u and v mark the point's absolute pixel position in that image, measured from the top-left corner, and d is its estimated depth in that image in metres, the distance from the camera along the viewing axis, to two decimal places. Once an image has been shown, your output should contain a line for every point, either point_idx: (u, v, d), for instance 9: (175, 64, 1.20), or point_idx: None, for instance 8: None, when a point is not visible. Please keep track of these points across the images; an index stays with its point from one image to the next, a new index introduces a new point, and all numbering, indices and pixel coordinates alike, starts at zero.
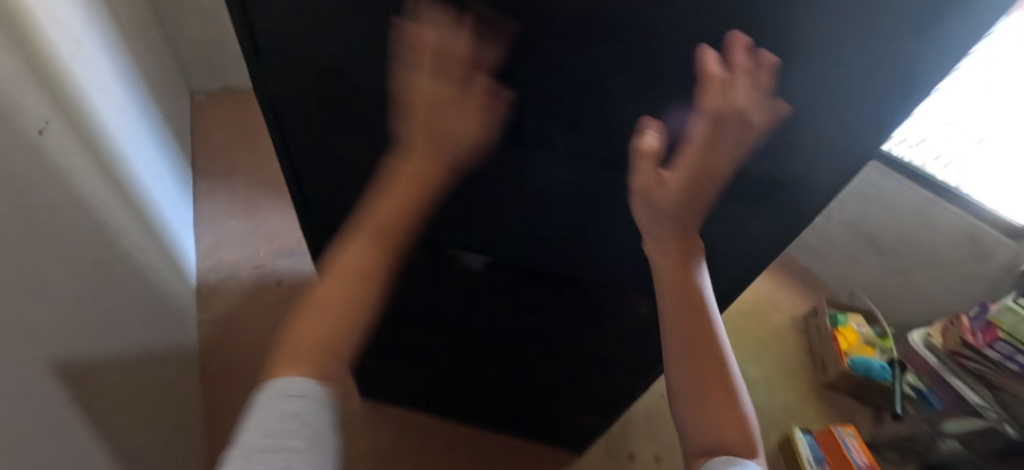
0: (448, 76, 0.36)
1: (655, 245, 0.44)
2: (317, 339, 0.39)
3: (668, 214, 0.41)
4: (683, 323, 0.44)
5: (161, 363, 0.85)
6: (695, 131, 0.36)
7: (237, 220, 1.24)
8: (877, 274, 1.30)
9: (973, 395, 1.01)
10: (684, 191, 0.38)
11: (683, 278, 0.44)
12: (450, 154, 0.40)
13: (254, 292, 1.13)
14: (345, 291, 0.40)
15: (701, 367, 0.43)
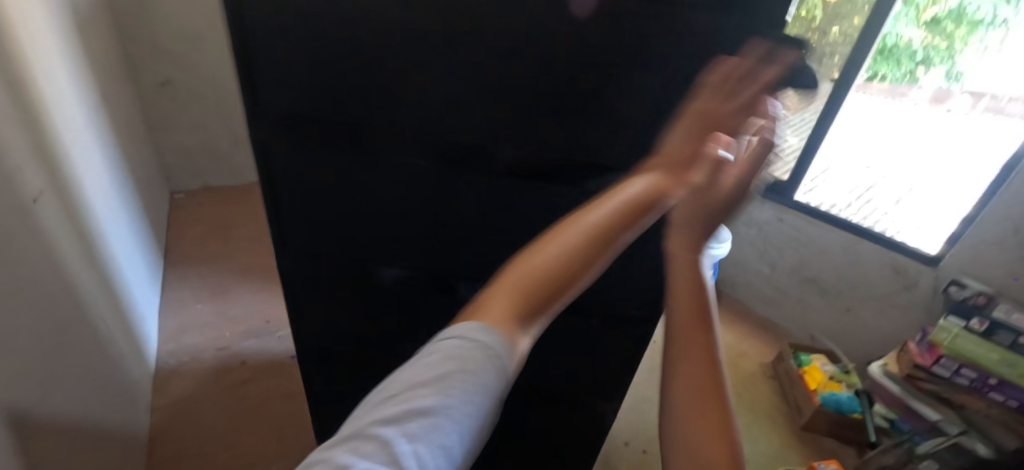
0: (711, 99, 0.39)
1: (675, 239, 0.38)
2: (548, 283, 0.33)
3: (709, 208, 0.37)
4: (686, 317, 0.35)
5: (115, 446, 0.78)
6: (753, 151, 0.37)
7: (204, 303, 1.21)
8: (830, 318, 1.39)
9: (934, 414, 1.07)
10: (733, 196, 0.37)
11: (691, 268, 0.37)
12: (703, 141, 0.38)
13: (215, 374, 1.05)
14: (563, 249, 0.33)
15: (704, 383, 0.33)
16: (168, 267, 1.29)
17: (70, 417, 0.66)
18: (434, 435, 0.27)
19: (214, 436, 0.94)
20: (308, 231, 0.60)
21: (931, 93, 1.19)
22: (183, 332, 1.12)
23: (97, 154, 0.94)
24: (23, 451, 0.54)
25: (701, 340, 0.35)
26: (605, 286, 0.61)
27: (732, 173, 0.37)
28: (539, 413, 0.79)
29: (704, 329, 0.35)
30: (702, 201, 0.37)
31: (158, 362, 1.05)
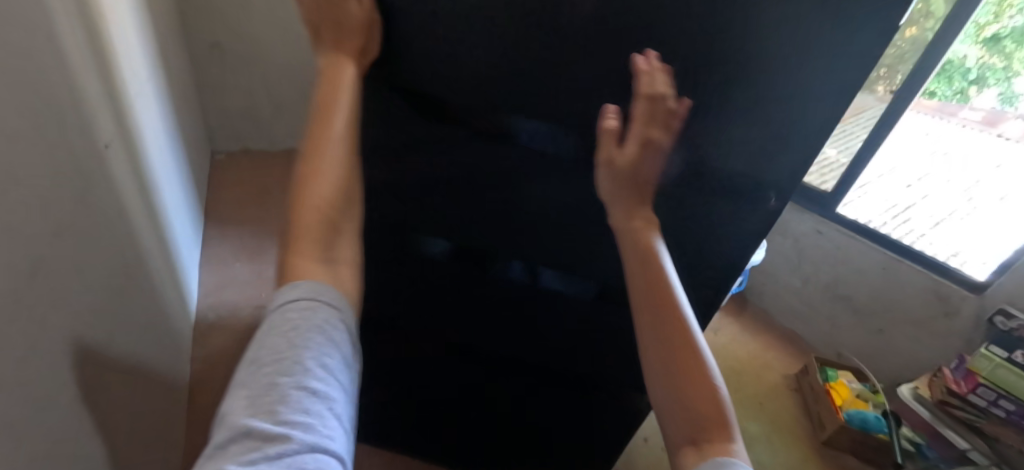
0: (356, 16, 0.46)
1: (620, 213, 0.47)
2: (328, 217, 0.43)
3: (627, 179, 0.46)
4: (644, 277, 0.44)
5: (161, 395, 0.80)
6: (641, 110, 0.43)
7: (243, 263, 1.23)
8: (860, 337, 1.37)
9: (964, 443, 1.09)
10: (634, 163, 0.45)
11: (637, 238, 0.46)
12: (350, 49, 0.47)
13: (252, 331, 1.08)
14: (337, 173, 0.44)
15: (671, 329, 0.41)
16: (208, 225, 1.31)
17: (127, 364, 0.68)
18: (300, 390, 0.31)
19: None
20: (374, 190, 0.61)
21: (984, 115, 1.21)
22: (223, 289, 1.14)
23: (153, 105, 0.94)
24: (92, 391, 0.56)
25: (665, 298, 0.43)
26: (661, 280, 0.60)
27: (635, 134, 0.44)
28: (570, 399, 0.80)
29: (664, 280, 0.43)
30: (620, 175, 0.46)
31: (198, 315, 1.08)
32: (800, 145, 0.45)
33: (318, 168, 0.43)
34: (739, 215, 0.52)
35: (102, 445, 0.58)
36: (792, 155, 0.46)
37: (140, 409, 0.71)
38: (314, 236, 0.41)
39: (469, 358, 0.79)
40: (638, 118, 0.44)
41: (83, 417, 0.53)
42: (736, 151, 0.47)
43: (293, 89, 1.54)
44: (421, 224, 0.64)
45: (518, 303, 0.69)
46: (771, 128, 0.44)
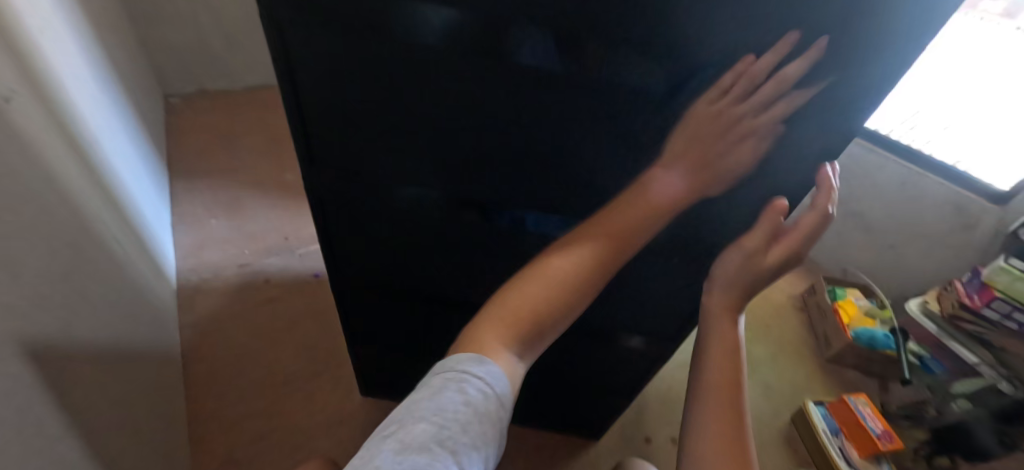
0: (726, 100, 0.39)
1: (715, 297, 0.51)
2: (531, 322, 0.46)
3: (755, 275, 0.48)
4: (715, 367, 0.50)
5: (147, 372, 0.74)
6: (806, 223, 0.45)
7: (219, 219, 1.13)
8: (871, 252, 1.35)
9: (971, 356, 1.09)
10: (778, 266, 0.47)
11: (725, 327, 0.51)
12: (710, 169, 0.42)
13: (239, 292, 1.00)
14: (561, 292, 0.46)
15: (726, 421, 0.48)
16: (174, 178, 1.18)
17: (100, 347, 0.61)
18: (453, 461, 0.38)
19: (247, 357, 0.92)
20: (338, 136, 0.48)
21: (1003, 6, 1.04)
22: (201, 249, 1.05)
23: (67, 41, 0.78)
24: (55, 391, 0.49)
25: (725, 388, 0.50)
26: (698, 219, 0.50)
27: (780, 245, 0.46)
28: (588, 343, 0.75)
29: (732, 370, 0.51)
30: (755, 270, 0.47)
31: (179, 279, 0.99)
32: (896, 48, 0.34)
33: (549, 268, 0.47)
34: (799, 144, 0.41)
35: (85, 441, 0.53)
36: (897, 48, 0.34)
37: (126, 393, 0.65)
38: (509, 331, 0.45)
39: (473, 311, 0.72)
40: (803, 231, 0.45)
41: (49, 419, 0.47)
42: (808, 63, 0.36)
43: (247, 15, 1.34)
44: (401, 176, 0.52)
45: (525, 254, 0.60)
46: (848, 43, 0.34)
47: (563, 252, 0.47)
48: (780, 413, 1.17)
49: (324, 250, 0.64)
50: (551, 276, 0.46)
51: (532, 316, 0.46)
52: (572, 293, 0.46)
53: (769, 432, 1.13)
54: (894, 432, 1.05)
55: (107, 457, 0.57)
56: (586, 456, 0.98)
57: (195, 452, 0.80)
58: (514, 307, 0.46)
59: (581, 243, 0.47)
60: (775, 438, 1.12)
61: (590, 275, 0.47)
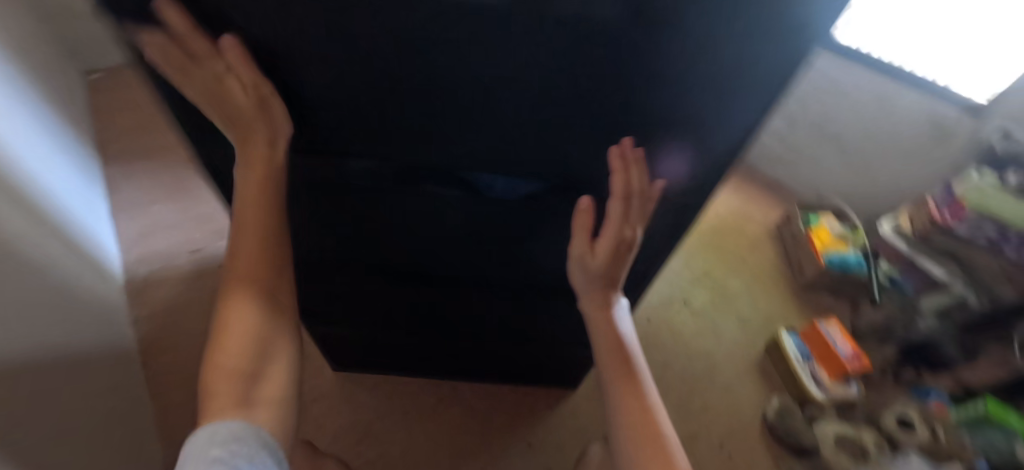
0: (244, 103, 0.39)
1: (591, 303, 0.57)
2: (239, 368, 0.47)
3: (598, 273, 0.54)
4: (612, 355, 0.55)
5: (99, 377, 0.72)
6: (614, 212, 0.48)
7: (162, 204, 1.07)
8: (846, 174, 1.33)
9: (939, 271, 1.11)
10: (609, 256, 0.52)
11: (606, 323, 0.57)
12: (278, 167, 0.45)
13: (194, 279, 0.97)
14: (250, 323, 0.48)
15: (635, 407, 0.52)
16: (107, 163, 1.10)
17: (37, 364, 0.58)
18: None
19: (209, 345, 0.90)
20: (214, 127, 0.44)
21: None
22: (147, 238, 1.00)
23: None
24: None
25: (627, 374, 0.54)
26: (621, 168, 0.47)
27: (606, 242, 0.51)
28: (548, 299, 0.74)
29: (624, 355, 0.55)
30: (591, 269, 0.54)
31: (127, 272, 0.95)
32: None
33: (231, 327, 0.48)
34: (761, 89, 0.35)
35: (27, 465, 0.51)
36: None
37: (72, 405, 0.63)
38: (226, 393, 0.46)
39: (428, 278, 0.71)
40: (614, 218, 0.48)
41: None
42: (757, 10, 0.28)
43: None
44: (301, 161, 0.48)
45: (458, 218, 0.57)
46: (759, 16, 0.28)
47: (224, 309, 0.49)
48: (754, 343, 1.19)
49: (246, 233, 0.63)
50: (237, 321, 0.48)
51: (239, 347, 0.48)
52: (248, 317, 0.48)
53: (743, 361, 1.16)
54: (862, 353, 1.09)
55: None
56: (564, 404, 1.00)
57: (167, 444, 0.79)
58: (222, 358, 0.47)
59: (234, 275, 0.49)
60: (750, 368, 1.15)
61: (264, 288, 0.50)
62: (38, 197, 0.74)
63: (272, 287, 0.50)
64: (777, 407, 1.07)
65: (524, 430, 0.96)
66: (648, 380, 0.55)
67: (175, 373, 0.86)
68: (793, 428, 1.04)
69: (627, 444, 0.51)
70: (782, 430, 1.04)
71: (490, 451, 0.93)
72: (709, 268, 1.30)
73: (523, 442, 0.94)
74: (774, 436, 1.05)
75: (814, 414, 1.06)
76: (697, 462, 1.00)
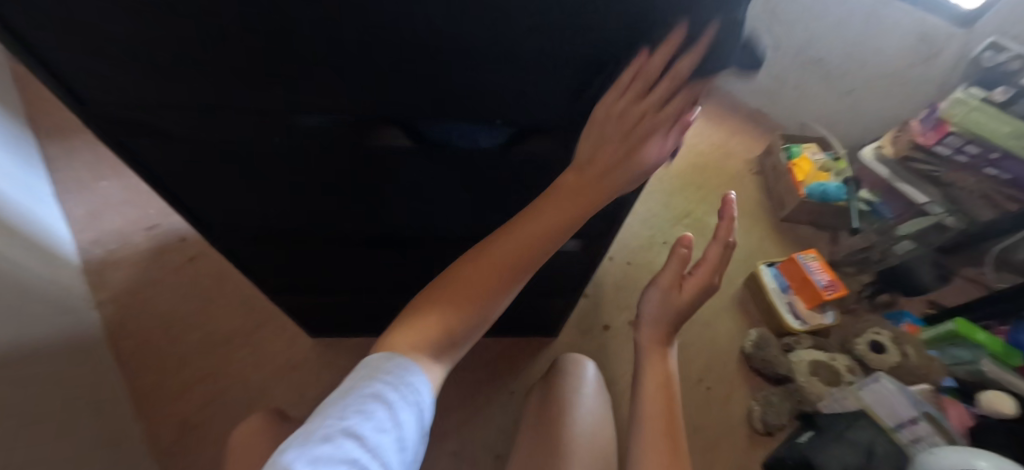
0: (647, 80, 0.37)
1: (647, 334, 0.62)
2: (445, 329, 0.49)
3: (673, 306, 0.60)
4: (653, 373, 0.59)
5: (66, 359, 0.71)
6: (712, 253, 0.57)
7: (110, 181, 1.02)
8: (829, 99, 1.29)
9: (920, 196, 1.11)
10: (700, 287, 0.59)
11: (656, 350, 0.61)
12: (604, 182, 0.44)
13: (155, 256, 0.94)
14: (483, 288, 0.49)
15: (658, 422, 0.55)
16: (44, 139, 1.03)
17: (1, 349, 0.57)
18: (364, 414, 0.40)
19: (180, 323, 0.89)
20: (117, 90, 0.39)
21: None
22: (98, 217, 0.96)
23: None
24: None
25: (662, 388, 0.58)
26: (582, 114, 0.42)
27: (689, 284, 0.59)
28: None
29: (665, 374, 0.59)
30: (672, 301, 0.60)
31: (82, 255, 0.91)
32: None
33: (461, 279, 0.49)
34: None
35: (9, 454, 0.51)
36: None
37: (43, 388, 0.62)
38: (419, 338, 0.48)
39: (382, 241, 0.66)
40: (710, 262, 0.58)
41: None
42: None
43: None
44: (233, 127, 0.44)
45: (421, 185, 0.53)
46: None
47: (462, 262, 0.50)
48: (734, 278, 1.20)
49: (178, 212, 0.56)
50: (468, 279, 0.49)
51: (421, 336, 0.48)
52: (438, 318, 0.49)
53: (723, 297, 1.17)
54: (839, 281, 1.09)
55: (39, 452, 0.56)
56: (547, 352, 1.02)
57: (144, 423, 0.80)
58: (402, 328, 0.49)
59: (481, 255, 0.49)
60: (729, 303, 1.17)
61: (489, 290, 0.49)
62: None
63: (482, 308, 0.50)
64: (755, 339, 1.09)
65: (507, 380, 0.98)
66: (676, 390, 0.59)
67: (148, 353, 0.86)
68: (771, 358, 1.06)
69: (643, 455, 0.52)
70: (760, 360, 1.06)
71: (473, 403, 0.95)
72: (690, 207, 1.28)
73: (507, 391, 0.96)
74: (752, 366, 1.08)
75: (790, 344, 1.09)
76: None
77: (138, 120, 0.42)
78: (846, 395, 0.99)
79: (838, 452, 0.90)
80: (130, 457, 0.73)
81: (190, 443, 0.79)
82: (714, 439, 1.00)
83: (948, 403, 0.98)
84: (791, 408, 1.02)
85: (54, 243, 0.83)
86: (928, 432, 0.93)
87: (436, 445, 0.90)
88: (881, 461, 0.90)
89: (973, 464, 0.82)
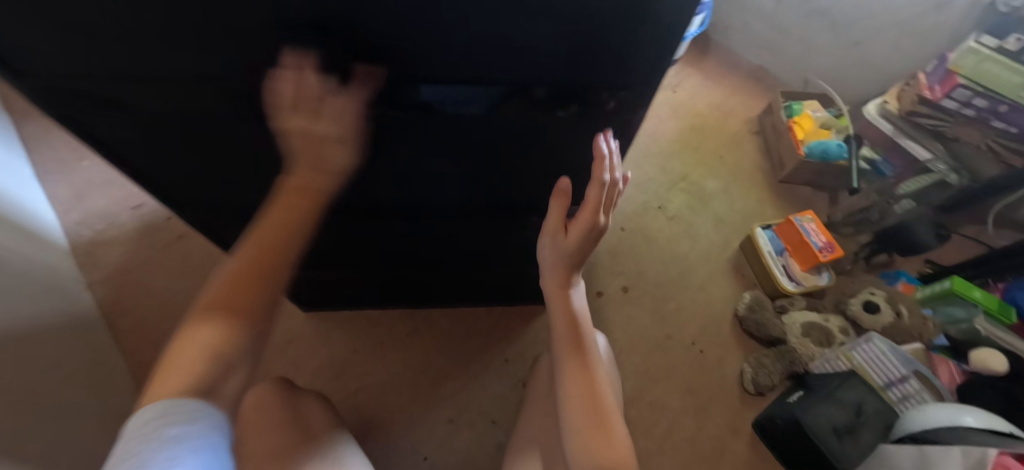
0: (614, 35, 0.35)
1: (551, 282, 0.58)
2: (208, 356, 0.42)
3: (567, 252, 0.53)
4: (569, 353, 0.56)
5: (62, 339, 0.72)
6: (591, 195, 0.47)
7: (93, 161, 1.01)
8: (835, 51, 1.24)
9: (923, 152, 1.08)
10: (586, 234, 0.51)
11: (564, 301, 0.58)
12: (326, 168, 0.45)
13: (143, 235, 0.94)
14: (241, 302, 0.44)
15: (581, 399, 0.53)
16: (20, 119, 1.01)
17: None
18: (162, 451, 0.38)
19: (174, 300, 0.90)
20: (65, 62, 0.37)
21: None
22: (83, 198, 0.96)
23: None
24: None
25: (580, 361, 0.56)
26: (544, 88, 0.42)
27: (576, 229, 0.51)
28: (490, 224, 0.70)
29: (579, 346, 0.57)
30: (563, 248, 0.53)
31: (69, 236, 0.92)
32: None
33: (213, 299, 0.44)
34: None
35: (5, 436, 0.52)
36: None
37: (40, 368, 0.64)
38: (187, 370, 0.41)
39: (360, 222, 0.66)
40: (589, 203, 0.48)
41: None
42: None
43: None
44: (193, 105, 0.43)
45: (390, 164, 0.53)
46: None
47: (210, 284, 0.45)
48: (730, 241, 1.19)
49: (147, 189, 0.57)
50: (215, 299, 0.44)
51: (195, 366, 0.41)
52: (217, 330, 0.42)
53: (717, 261, 1.17)
54: (836, 243, 1.06)
55: (41, 430, 0.58)
56: (539, 320, 1.02)
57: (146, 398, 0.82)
58: (167, 368, 0.42)
59: (226, 269, 0.45)
60: (724, 266, 1.16)
61: (235, 305, 0.44)
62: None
63: (244, 322, 0.44)
64: (749, 301, 1.09)
65: (502, 348, 0.99)
66: (599, 365, 0.56)
67: (143, 331, 0.87)
68: (763, 321, 1.06)
69: (576, 429, 0.51)
70: (753, 324, 1.07)
71: (468, 370, 0.96)
72: (686, 170, 1.26)
73: (501, 359, 0.98)
74: (745, 329, 1.09)
75: (783, 306, 1.09)
76: (671, 361, 1.05)
77: (91, 96, 0.42)
78: (837, 355, 1.00)
79: (825, 410, 0.92)
80: (133, 431, 0.75)
81: None
82: (706, 400, 1.02)
83: (938, 361, 1.00)
84: (782, 369, 1.02)
85: (38, 224, 0.84)
86: (916, 390, 0.94)
87: (433, 412, 0.92)
88: (870, 418, 0.92)
89: (960, 420, 0.82)
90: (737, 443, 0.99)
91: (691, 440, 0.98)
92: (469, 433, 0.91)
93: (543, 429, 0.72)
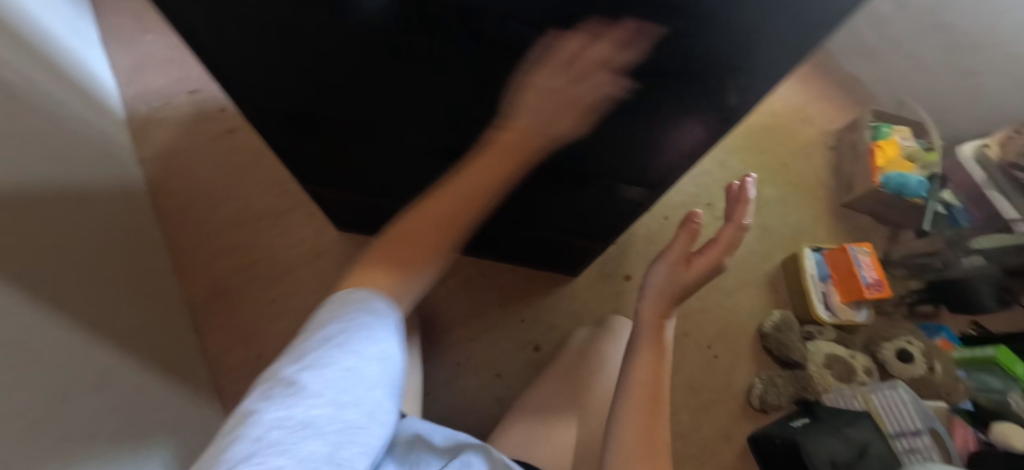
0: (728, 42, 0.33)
1: (648, 307, 0.67)
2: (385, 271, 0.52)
3: (677, 283, 0.65)
4: (639, 375, 0.62)
5: (114, 206, 0.75)
6: (727, 235, 0.62)
7: (155, 38, 1.01)
8: (946, 75, 1.13)
9: (1011, 210, 1.01)
10: (708, 269, 0.64)
11: (651, 327, 0.66)
12: (544, 139, 0.51)
13: (196, 121, 0.96)
14: (427, 238, 0.54)
15: (641, 413, 0.58)
16: None
17: (48, 188, 0.60)
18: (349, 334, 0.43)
19: (215, 190, 0.92)
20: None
21: None
22: (142, 73, 0.97)
23: None
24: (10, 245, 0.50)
25: (651, 371, 0.62)
26: (697, 50, 0.35)
27: (700, 262, 0.64)
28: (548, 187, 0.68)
29: (657, 359, 0.63)
30: (678, 279, 0.66)
31: (126, 108, 0.94)
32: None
33: (407, 228, 0.54)
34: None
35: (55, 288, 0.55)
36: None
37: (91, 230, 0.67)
38: (382, 265, 0.52)
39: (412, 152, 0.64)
40: (722, 243, 0.63)
41: (3, 285, 0.46)
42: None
43: None
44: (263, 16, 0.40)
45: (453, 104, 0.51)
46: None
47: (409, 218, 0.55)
48: (772, 254, 1.14)
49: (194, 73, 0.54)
50: (410, 228, 0.54)
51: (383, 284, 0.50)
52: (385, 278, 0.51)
53: (756, 271, 1.12)
54: (885, 281, 1.02)
55: (87, 292, 0.61)
56: (561, 292, 1.01)
57: (181, 277, 0.86)
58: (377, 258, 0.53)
59: (427, 207, 0.55)
60: (761, 279, 1.12)
61: (421, 242, 0.54)
62: (29, 11, 0.70)
63: (430, 250, 0.54)
64: (776, 320, 1.05)
65: (518, 309, 0.99)
66: (666, 381, 0.62)
67: (184, 215, 0.90)
68: (787, 342, 1.03)
69: (625, 433, 0.57)
70: (776, 342, 1.04)
71: (484, 323, 0.97)
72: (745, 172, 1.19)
73: (517, 318, 0.98)
74: (765, 346, 1.06)
75: (810, 333, 1.05)
76: (682, 358, 1.04)
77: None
78: (854, 394, 0.96)
79: (829, 442, 0.89)
80: (167, 304, 0.79)
81: (219, 304, 0.86)
82: (707, 402, 1.02)
83: (956, 422, 0.95)
84: (793, 392, 1.00)
85: (102, 98, 0.86)
86: (926, 445, 0.91)
87: (442, 352, 0.94)
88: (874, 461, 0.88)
89: None
90: (727, 450, 0.99)
91: (683, 436, 0.99)
92: (474, 379, 0.93)
93: (550, 405, 0.73)
